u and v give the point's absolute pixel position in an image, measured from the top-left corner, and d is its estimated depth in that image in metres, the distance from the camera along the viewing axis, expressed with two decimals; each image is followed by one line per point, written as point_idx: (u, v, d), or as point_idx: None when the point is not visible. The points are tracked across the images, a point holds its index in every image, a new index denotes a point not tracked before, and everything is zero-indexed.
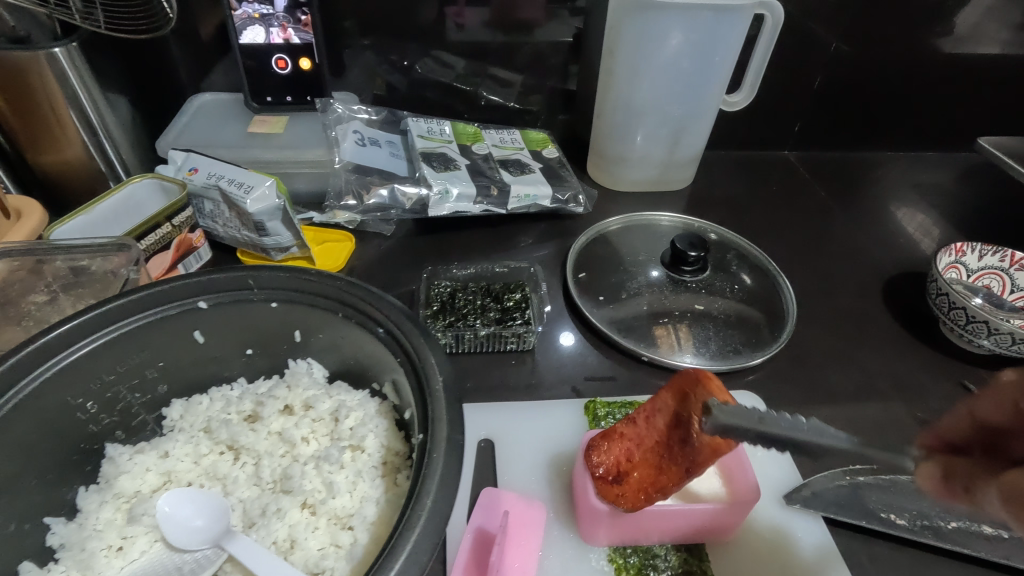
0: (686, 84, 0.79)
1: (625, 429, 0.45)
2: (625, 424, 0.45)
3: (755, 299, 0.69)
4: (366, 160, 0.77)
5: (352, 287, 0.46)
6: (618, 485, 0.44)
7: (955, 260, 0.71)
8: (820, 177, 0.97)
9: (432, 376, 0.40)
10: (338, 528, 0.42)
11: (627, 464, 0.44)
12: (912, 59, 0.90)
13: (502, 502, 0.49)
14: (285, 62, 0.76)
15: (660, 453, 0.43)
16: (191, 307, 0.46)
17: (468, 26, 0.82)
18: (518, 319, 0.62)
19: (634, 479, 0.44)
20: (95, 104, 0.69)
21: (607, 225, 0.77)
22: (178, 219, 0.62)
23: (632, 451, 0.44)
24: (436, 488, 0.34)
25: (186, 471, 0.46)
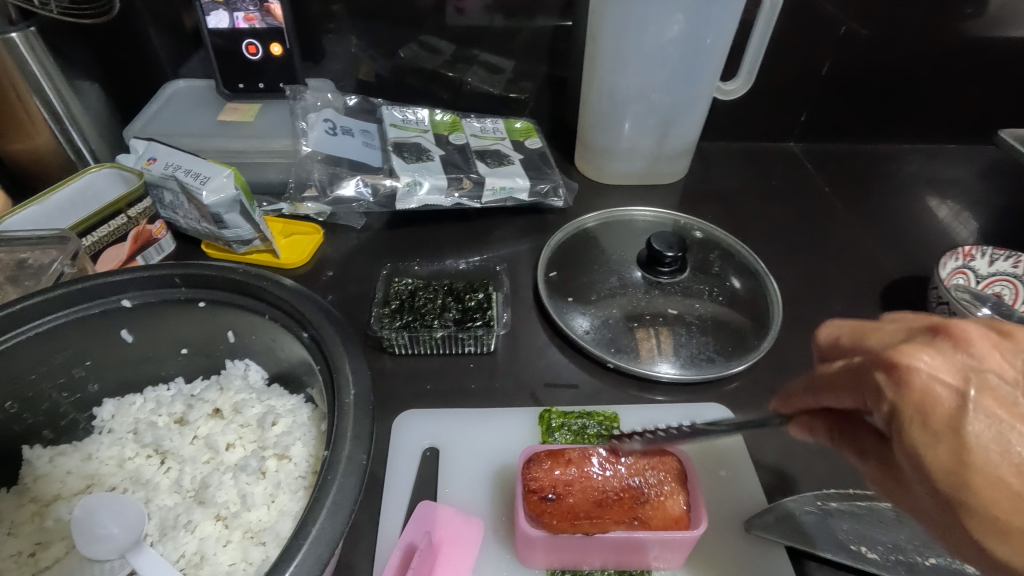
0: (675, 70, 0.74)
1: (574, 456, 0.44)
2: (577, 453, 0.45)
3: (739, 303, 0.65)
4: (336, 150, 0.75)
5: (279, 288, 0.44)
6: (550, 504, 0.42)
7: (963, 265, 0.65)
8: (826, 171, 0.91)
9: (344, 388, 0.38)
10: (251, 543, 0.40)
11: (564, 488, 0.43)
12: (934, 42, 0.83)
13: (430, 523, 0.46)
14: (256, 48, 0.74)
15: (604, 494, 0.43)
16: (115, 305, 0.44)
17: (467, 10, 0.78)
18: (479, 321, 0.59)
19: (566, 502, 0.42)
20: (60, 91, 0.67)
21: (584, 222, 0.73)
22: (137, 208, 0.61)
23: (575, 479, 0.43)
24: (324, 516, 0.32)
25: (111, 475, 0.45)
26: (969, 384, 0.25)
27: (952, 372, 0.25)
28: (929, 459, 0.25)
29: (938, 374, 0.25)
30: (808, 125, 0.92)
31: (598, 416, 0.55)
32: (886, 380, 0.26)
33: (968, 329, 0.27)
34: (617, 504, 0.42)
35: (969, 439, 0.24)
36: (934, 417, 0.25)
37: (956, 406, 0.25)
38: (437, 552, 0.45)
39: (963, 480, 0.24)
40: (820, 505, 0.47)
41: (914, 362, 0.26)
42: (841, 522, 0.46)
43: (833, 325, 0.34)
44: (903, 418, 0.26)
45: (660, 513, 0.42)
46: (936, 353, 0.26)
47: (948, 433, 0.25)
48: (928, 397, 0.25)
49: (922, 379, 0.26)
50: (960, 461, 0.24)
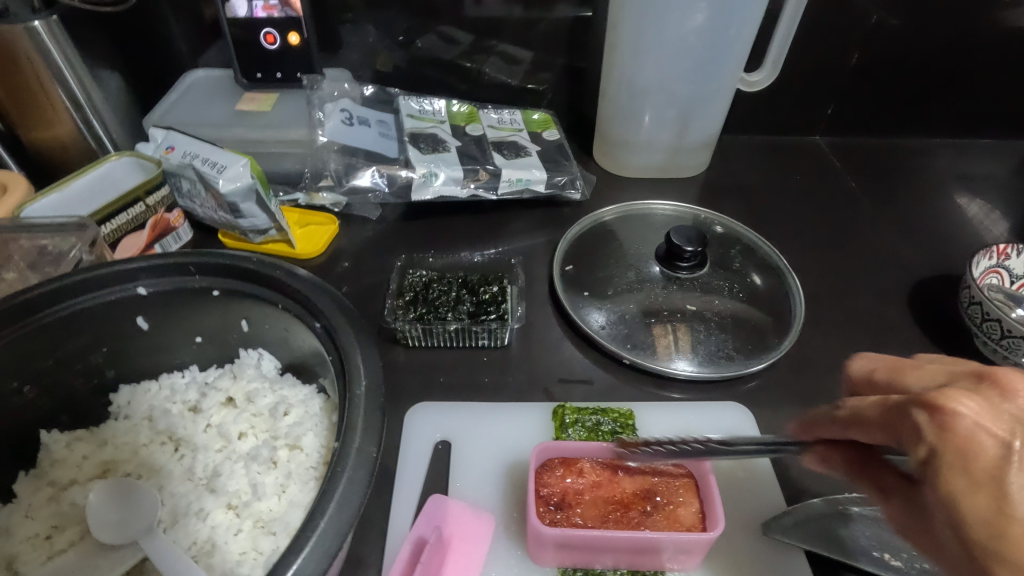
0: (698, 61, 0.72)
1: (587, 466, 0.45)
2: (590, 463, 0.45)
3: (760, 300, 0.63)
4: (353, 140, 0.75)
5: (292, 278, 0.43)
6: (559, 513, 0.43)
7: (996, 264, 0.62)
8: (853, 166, 0.88)
9: (355, 379, 0.37)
10: (261, 532, 0.40)
11: (574, 497, 0.44)
12: (971, 31, 0.80)
13: (437, 514, 0.46)
14: (274, 37, 0.73)
15: (613, 504, 0.44)
16: (131, 293, 0.44)
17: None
18: (493, 314, 0.58)
19: (575, 512, 0.43)
20: (81, 80, 0.67)
21: (601, 216, 0.72)
22: (154, 197, 0.61)
23: (585, 489, 0.44)
24: (332, 508, 0.31)
25: (124, 461, 0.46)
26: (1013, 436, 0.25)
27: (999, 422, 0.26)
28: (968, 508, 0.25)
29: (983, 423, 0.26)
30: (835, 119, 0.90)
31: (613, 413, 0.54)
32: (927, 421, 0.27)
33: (1011, 377, 0.28)
34: (624, 514, 0.43)
35: (1013, 491, 0.24)
36: (977, 466, 0.25)
37: (999, 456, 0.25)
38: (450, 545, 0.45)
39: (1000, 532, 0.24)
40: (840, 509, 0.45)
41: (960, 408, 0.26)
42: (863, 529, 0.44)
43: (867, 358, 0.35)
44: (939, 464, 0.26)
45: (668, 523, 0.42)
46: (978, 400, 0.27)
47: (991, 483, 0.25)
48: (973, 443, 0.25)
49: (966, 425, 0.26)
50: (1000, 511, 0.24)
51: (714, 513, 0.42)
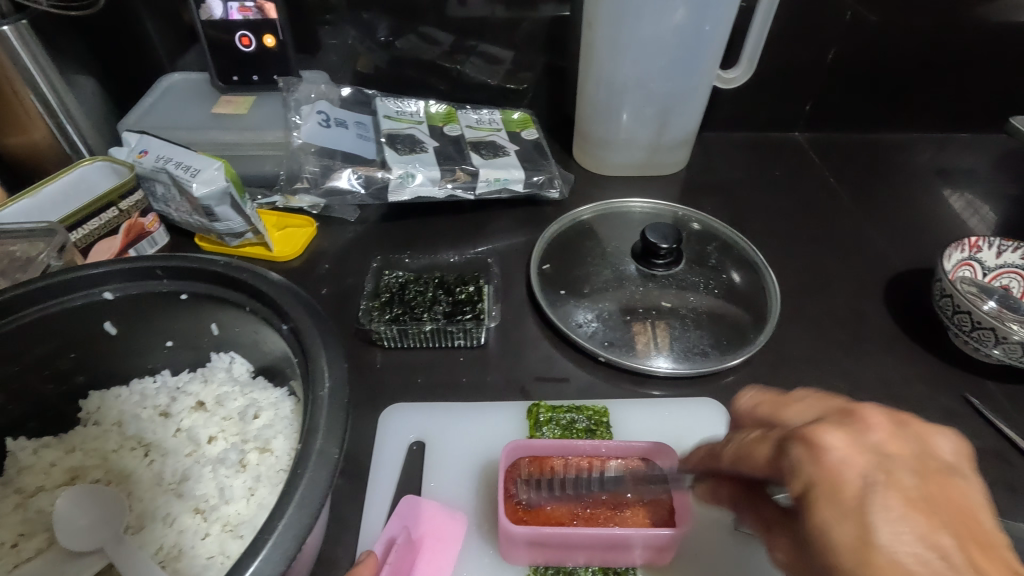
0: (673, 58, 0.72)
1: (557, 463, 0.46)
2: (559, 461, 0.46)
3: (737, 296, 0.63)
4: (330, 142, 0.74)
5: (259, 280, 0.43)
6: (527, 511, 0.43)
7: (969, 257, 0.63)
8: (832, 161, 0.88)
9: (319, 381, 0.37)
10: (228, 535, 0.41)
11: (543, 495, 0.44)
12: (947, 26, 0.80)
13: (410, 515, 0.46)
14: (249, 39, 0.73)
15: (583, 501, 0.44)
16: (97, 298, 0.44)
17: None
18: (468, 313, 0.58)
19: (545, 510, 0.43)
20: (54, 85, 0.67)
21: (578, 215, 0.72)
22: (127, 202, 0.61)
23: (555, 486, 0.44)
24: (291, 510, 0.31)
25: (94, 468, 0.46)
26: (870, 469, 0.28)
27: (856, 457, 0.28)
28: (835, 534, 0.27)
29: (847, 457, 0.28)
30: (814, 115, 0.90)
31: (588, 410, 0.54)
32: (803, 454, 0.29)
33: (871, 414, 0.31)
34: (594, 511, 0.43)
35: (873, 520, 0.26)
36: (843, 495, 0.27)
37: (861, 486, 0.27)
38: (421, 547, 0.45)
39: (865, 559, 0.25)
40: None
41: (827, 443, 0.29)
42: None
43: (750, 393, 0.38)
44: (816, 492, 0.28)
45: (637, 519, 0.43)
46: (845, 435, 0.29)
47: (855, 512, 0.27)
48: (839, 475, 0.28)
49: (832, 458, 0.28)
50: (864, 539, 0.26)
51: (681, 508, 0.42)
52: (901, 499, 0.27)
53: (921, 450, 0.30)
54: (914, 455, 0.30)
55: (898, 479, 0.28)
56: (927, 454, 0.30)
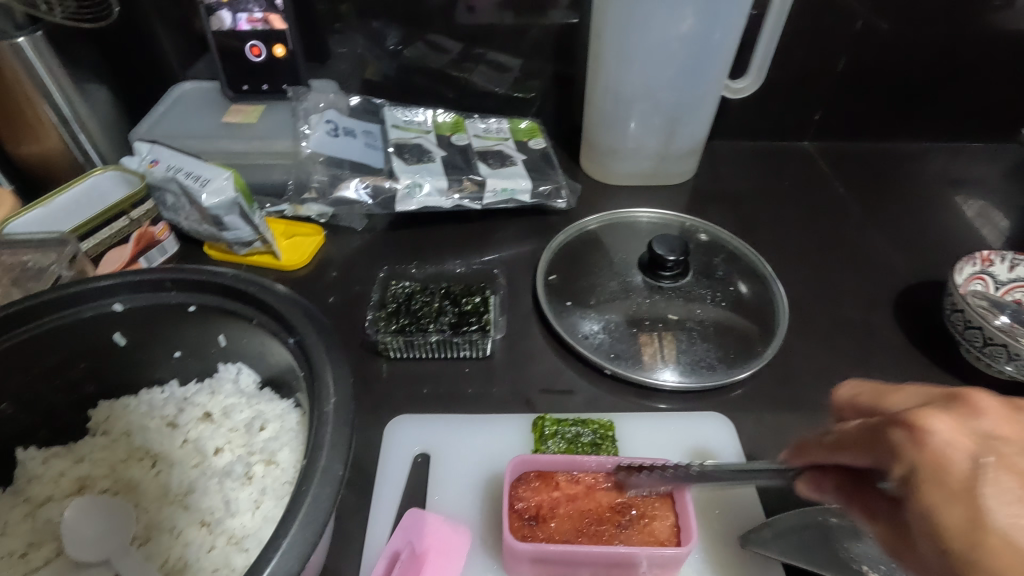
0: (681, 68, 0.72)
1: (563, 479, 0.45)
2: (565, 477, 0.45)
3: (744, 308, 0.63)
4: (338, 151, 0.75)
5: (266, 293, 0.43)
6: (532, 527, 0.43)
7: (981, 270, 0.62)
8: (842, 171, 0.88)
9: (324, 396, 0.37)
10: (232, 548, 0.41)
11: (549, 511, 0.44)
12: (960, 34, 0.79)
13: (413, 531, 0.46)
14: (260, 49, 0.74)
15: (588, 517, 0.44)
16: (106, 309, 0.45)
17: (474, 9, 0.77)
18: (474, 324, 0.58)
19: (551, 526, 0.43)
20: (66, 94, 0.67)
21: (584, 225, 0.72)
22: (138, 211, 0.62)
23: (560, 503, 0.44)
24: (296, 528, 0.31)
25: (101, 478, 0.47)
26: (983, 452, 0.24)
27: (966, 438, 0.24)
28: (942, 520, 0.23)
29: (954, 439, 0.24)
30: (824, 123, 0.90)
31: (592, 423, 0.53)
32: (903, 437, 0.25)
33: (982, 397, 0.26)
34: (599, 528, 0.43)
35: (986, 503, 0.23)
36: (951, 478, 0.24)
37: (971, 469, 0.23)
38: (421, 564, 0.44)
39: (978, 543, 0.22)
40: (822, 520, 0.44)
41: (932, 425, 0.25)
42: (842, 539, 0.43)
43: (853, 383, 0.34)
44: (918, 477, 0.24)
45: (642, 536, 0.43)
46: (953, 417, 0.25)
47: (964, 495, 0.23)
48: (945, 456, 0.24)
49: (938, 440, 0.24)
50: (976, 523, 0.23)
51: (687, 526, 0.42)
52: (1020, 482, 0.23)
53: None
54: None
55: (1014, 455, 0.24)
56: None
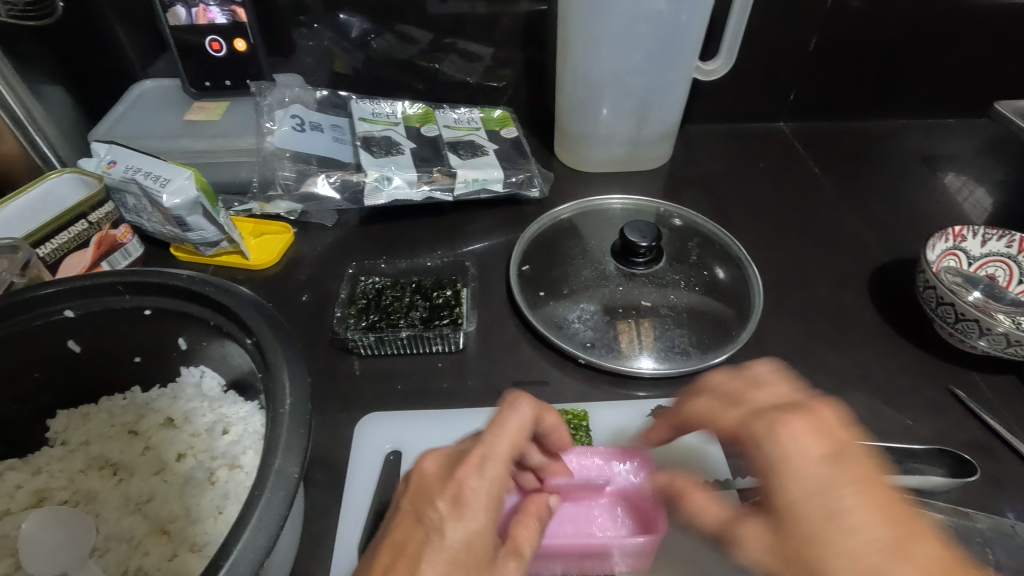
0: (650, 52, 0.71)
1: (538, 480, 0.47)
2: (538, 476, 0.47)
3: (719, 292, 0.62)
4: (305, 147, 0.73)
5: (222, 293, 0.42)
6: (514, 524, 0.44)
7: (953, 246, 0.62)
8: (817, 151, 0.87)
9: (280, 397, 0.36)
10: (191, 553, 0.41)
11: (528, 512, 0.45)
12: (932, 10, 0.79)
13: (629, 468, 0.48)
14: (220, 44, 0.72)
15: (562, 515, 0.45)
16: (56, 317, 0.43)
17: None
18: (446, 318, 0.57)
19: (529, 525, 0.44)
20: (20, 97, 0.66)
21: (557, 214, 0.71)
22: (95, 215, 0.59)
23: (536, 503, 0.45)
24: (247, 533, 0.31)
25: (60, 489, 0.46)
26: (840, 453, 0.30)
27: (824, 444, 0.31)
28: (802, 510, 0.30)
29: (808, 442, 0.31)
30: (798, 104, 0.89)
31: (567, 414, 0.54)
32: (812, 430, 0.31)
33: (827, 412, 0.32)
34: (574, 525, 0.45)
35: (842, 503, 0.29)
36: (800, 479, 0.30)
37: (821, 470, 0.30)
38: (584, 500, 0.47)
39: (825, 535, 0.29)
40: None
41: (801, 420, 0.32)
42: None
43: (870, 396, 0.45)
44: (771, 466, 0.31)
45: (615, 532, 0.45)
46: (813, 421, 0.32)
47: (833, 493, 0.29)
48: (791, 470, 0.30)
49: (809, 435, 0.31)
50: (849, 518, 0.29)
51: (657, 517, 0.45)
52: (859, 487, 0.30)
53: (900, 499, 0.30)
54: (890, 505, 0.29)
55: (859, 476, 0.30)
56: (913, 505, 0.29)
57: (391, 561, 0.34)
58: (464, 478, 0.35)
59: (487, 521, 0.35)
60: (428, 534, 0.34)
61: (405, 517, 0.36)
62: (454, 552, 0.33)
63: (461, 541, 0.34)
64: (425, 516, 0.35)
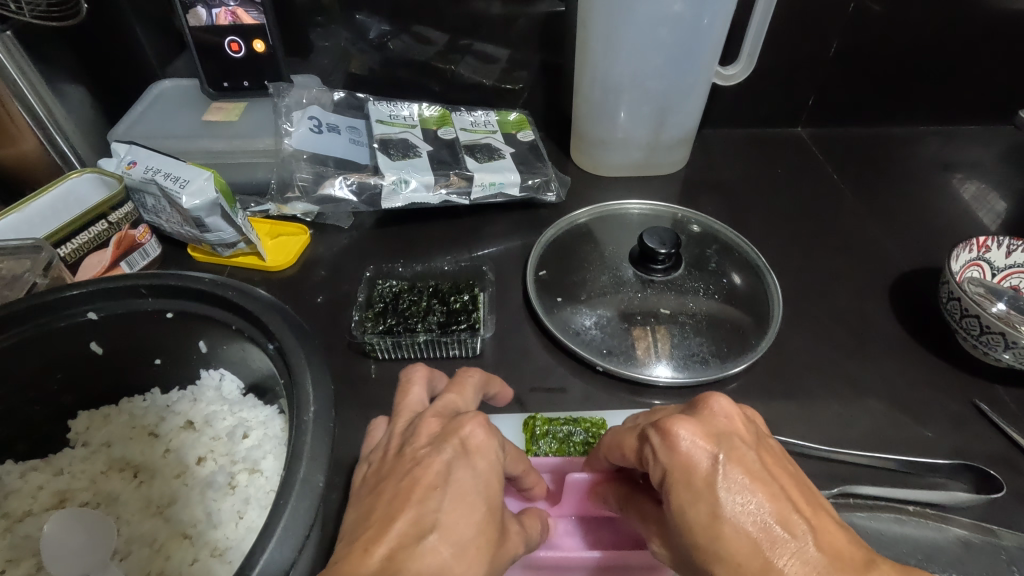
0: (670, 56, 0.70)
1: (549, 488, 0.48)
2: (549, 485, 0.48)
3: (738, 299, 0.62)
4: (322, 149, 0.74)
5: (244, 299, 0.43)
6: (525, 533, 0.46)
7: (977, 257, 0.61)
8: (835, 157, 0.86)
9: (304, 406, 0.37)
10: (214, 558, 0.42)
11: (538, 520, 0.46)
12: (957, 16, 0.78)
13: None
14: (238, 45, 0.72)
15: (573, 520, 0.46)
16: (80, 319, 0.44)
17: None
18: (463, 323, 0.57)
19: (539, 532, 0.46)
20: (43, 98, 0.66)
21: (575, 218, 0.71)
22: (115, 215, 0.59)
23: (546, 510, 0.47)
24: (273, 543, 0.31)
25: (82, 490, 0.47)
26: (720, 452, 0.35)
27: (701, 448, 0.35)
28: (692, 515, 0.34)
29: (694, 445, 0.35)
30: (817, 109, 0.88)
31: (585, 423, 0.53)
32: (690, 435, 0.35)
33: (708, 420, 0.37)
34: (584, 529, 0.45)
35: (721, 497, 0.34)
36: (696, 479, 0.34)
37: (710, 469, 0.34)
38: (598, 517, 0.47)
39: (715, 530, 0.33)
40: None
41: (681, 433, 0.35)
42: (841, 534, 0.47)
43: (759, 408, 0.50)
44: (673, 476, 0.35)
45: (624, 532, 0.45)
46: (695, 423, 0.36)
47: (708, 492, 0.34)
48: (691, 463, 0.35)
49: (686, 445, 0.35)
50: (715, 515, 0.33)
51: None
52: (745, 474, 0.34)
53: (775, 488, 0.35)
54: (772, 493, 0.34)
55: (744, 462, 0.35)
56: (785, 494, 0.35)
57: (407, 493, 0.35)
58: (467, 417, 0.39)
59: (498, 453, 0.38)
60: (444, 469, 0.36)
61: (411, 454, 0.38)
62: (480, 475, 0.36)
63: (480, 474, 0.36)
64: (436, 454, 0.37)
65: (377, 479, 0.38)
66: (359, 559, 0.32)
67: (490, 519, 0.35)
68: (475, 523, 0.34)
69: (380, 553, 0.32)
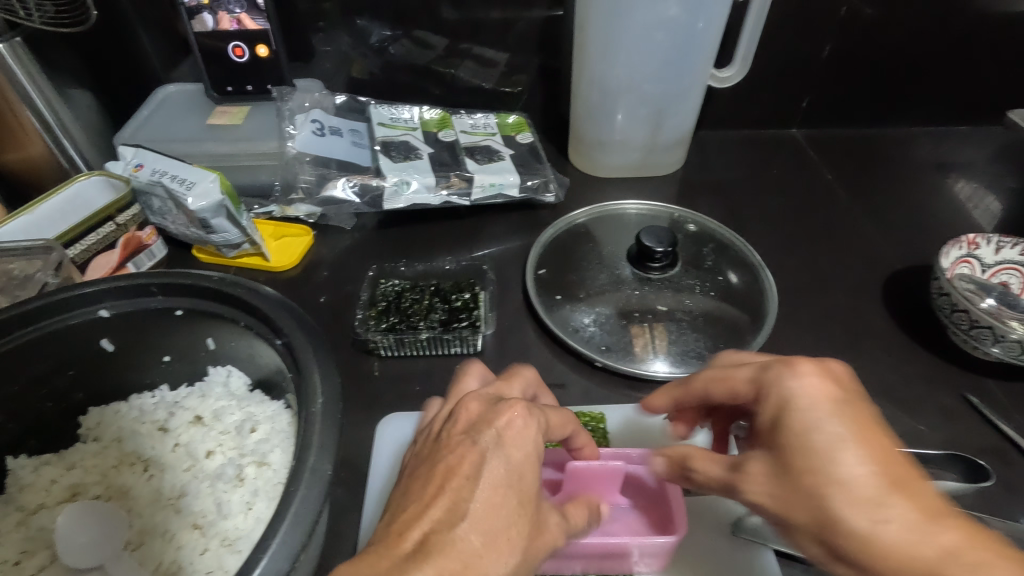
0: (667, 58, 0.72)
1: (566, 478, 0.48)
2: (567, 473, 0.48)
3: (732, 297, 0.63)
4: (324, 151, 0.75)
5: (252, 296, 0.44)
6: None
7: (966, 254, 0.62)
8: (829, 158, 0.88)
9: (313, 397, 0.38)
10: (225, 549, 0.43)
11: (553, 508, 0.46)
12: (946, 19, 0.79)
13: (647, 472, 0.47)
14: (242, 50, 0.73)
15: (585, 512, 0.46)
16: (92, 316, 0.45)
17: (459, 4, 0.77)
18: (465, 321, 0.58)
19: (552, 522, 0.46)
20: (54, 107, 0.67)
21: (573, 218, 0.72)
22: (122, 217, 0.60)
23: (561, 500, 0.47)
24: (285, 528, 0.32)
25: (93, 484, 0.48)
26: (826, 389, 0.33)
27: (810, 382, 0.34)
28: (784, 434, 0.33)
29: (806, 381, 0.34)
30: (811, 111, 0.90)
31: (584, 417, 0.55)
32: (795, 373, 0.34)
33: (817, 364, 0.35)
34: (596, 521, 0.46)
35: (816, 420, 0.32)
36: (790, 410, 0.33)
37: (804, 401, 0.33)
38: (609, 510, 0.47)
39: (800, 452, 0.32)
40: None
41: (799, 370, 0.34)
42: None
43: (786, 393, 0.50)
44: (772, 405, 0.34)
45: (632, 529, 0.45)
46: (813, 366, 0.35)
47: (800, 420, 0.33)
48: (791, 393, 0.34)
49: (790, 380, 0.34)
50: (806, 437, 0.32)
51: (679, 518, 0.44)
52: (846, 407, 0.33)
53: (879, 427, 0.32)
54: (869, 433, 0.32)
55: (849, 400, 0.33)
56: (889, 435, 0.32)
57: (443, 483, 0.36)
58: (506, 407, 0.40)
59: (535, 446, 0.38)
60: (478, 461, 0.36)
61: (450, 441, 0.38)
62: (510, 469, 0.37)
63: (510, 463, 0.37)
64: (474, 443, 0.37)
65: (430, 454, 0.39)
66: (396, 541, 0.33)
67: (520, 513, 0.36)
68: (505, 516, 0.35)
69: (415, 539, 0.33)
